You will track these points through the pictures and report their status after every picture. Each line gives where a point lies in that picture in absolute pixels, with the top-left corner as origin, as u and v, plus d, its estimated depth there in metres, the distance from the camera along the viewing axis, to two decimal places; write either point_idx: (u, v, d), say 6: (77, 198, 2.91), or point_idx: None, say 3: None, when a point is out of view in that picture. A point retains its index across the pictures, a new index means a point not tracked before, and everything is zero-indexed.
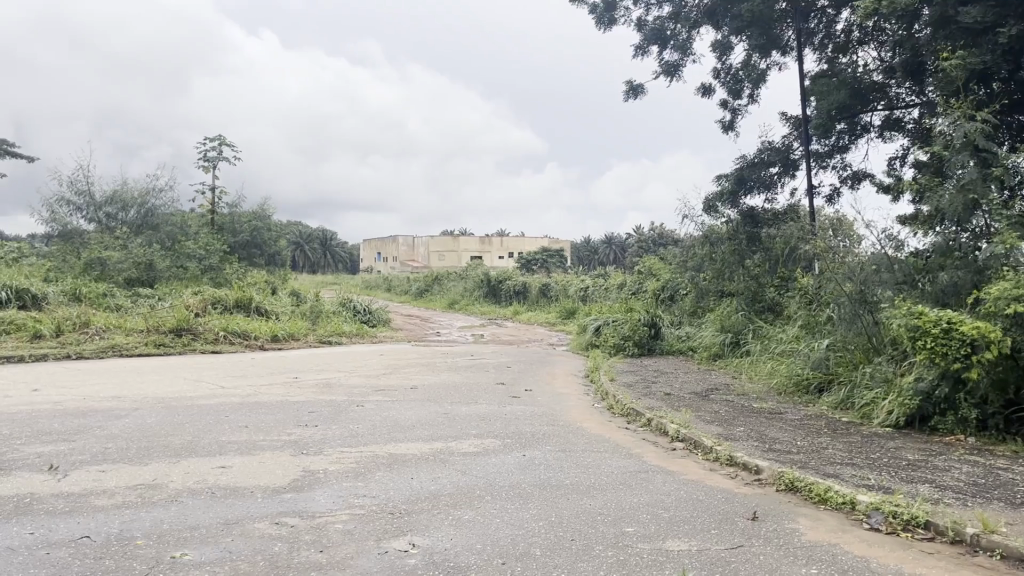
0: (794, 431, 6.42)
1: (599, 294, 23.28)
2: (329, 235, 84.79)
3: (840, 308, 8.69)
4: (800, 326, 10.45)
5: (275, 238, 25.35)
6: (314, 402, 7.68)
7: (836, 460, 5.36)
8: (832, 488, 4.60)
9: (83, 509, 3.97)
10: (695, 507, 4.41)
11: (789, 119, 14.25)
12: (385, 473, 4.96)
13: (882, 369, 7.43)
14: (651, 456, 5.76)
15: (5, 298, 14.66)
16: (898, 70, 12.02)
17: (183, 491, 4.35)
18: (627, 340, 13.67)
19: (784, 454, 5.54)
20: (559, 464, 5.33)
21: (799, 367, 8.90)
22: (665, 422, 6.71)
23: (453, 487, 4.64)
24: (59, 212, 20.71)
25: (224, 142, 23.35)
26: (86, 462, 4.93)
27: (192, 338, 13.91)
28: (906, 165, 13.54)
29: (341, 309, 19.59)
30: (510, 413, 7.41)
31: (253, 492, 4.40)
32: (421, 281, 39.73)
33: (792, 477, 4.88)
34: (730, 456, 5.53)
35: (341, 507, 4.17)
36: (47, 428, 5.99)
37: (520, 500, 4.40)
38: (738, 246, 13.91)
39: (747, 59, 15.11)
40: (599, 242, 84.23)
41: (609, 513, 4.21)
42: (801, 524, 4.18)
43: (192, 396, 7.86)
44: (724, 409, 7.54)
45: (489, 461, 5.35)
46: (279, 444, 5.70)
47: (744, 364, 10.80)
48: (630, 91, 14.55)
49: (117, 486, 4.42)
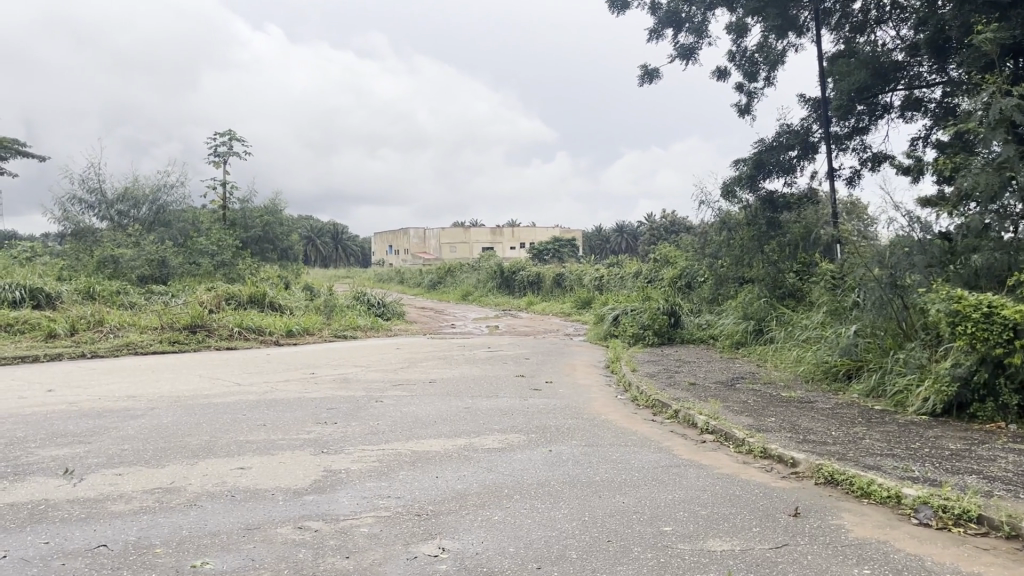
0: (828, 421, 6.22)
1: (614, 283, 23.06)
2: (340, 228, 84.73)
3: (865, 292, 8.44)
4: (825, 311, 10.20)
5: (287, 232, 25.28)
6: (333, 398, 7.54)
7: (876, 451, 5.16)
8: (875, 481, 4.41)
9: (100, 515, 3.83)
10: (734, 504, 4.23)
11: (807, 101, 13.93)
12: (409, 471, 4.80)
13: (917, 356, 7.20)
14: (681, 449, 5.58)
15: (20, 298, 14.63)
16: (921, 48, 11.73)
17: (202, 495, 4.21)
18: (646, 330, 13.46)
19: (820, 446, 5.34)
20: (587, 459, 5.16)
21: (827, 354, 8.66)
22: (693, 413, 6.52)
23: (480, 486, 4.48)
24: (71, 210, 20.59)
25: (235, 136, 23.24)
26: (102, 465, 4.80)
27: (206, 334, 13.82)
28: (928, 145, 13.24)
29: (355, 303, 19.47)
30: (532, 406, 7.24)
31: (275, 494, 4.25)
32: (434, 273, 39.63)
33: (832, 470, 4.69)
34: (764, 449, 5.34)
35: (368, 509, 4.02)
36: (62, 429, 5.88)
37: (550, 499, 4.23)
38: (758, 231, 13.66)
39: (764, 41, 14.82)
40: (610, 231, 83.88)
41: (644, 511, 4.03)
42: (845, 519, 3.99)
43: (208, 394, 7.73)
44: (752, 398, 7.35)
45: (515, 457, 5.18)
46: (299, 442, 5.56)
47: (769, 351, 10.59)
48: (645, 75, 14.30)
49: (135, 489, 4.28)
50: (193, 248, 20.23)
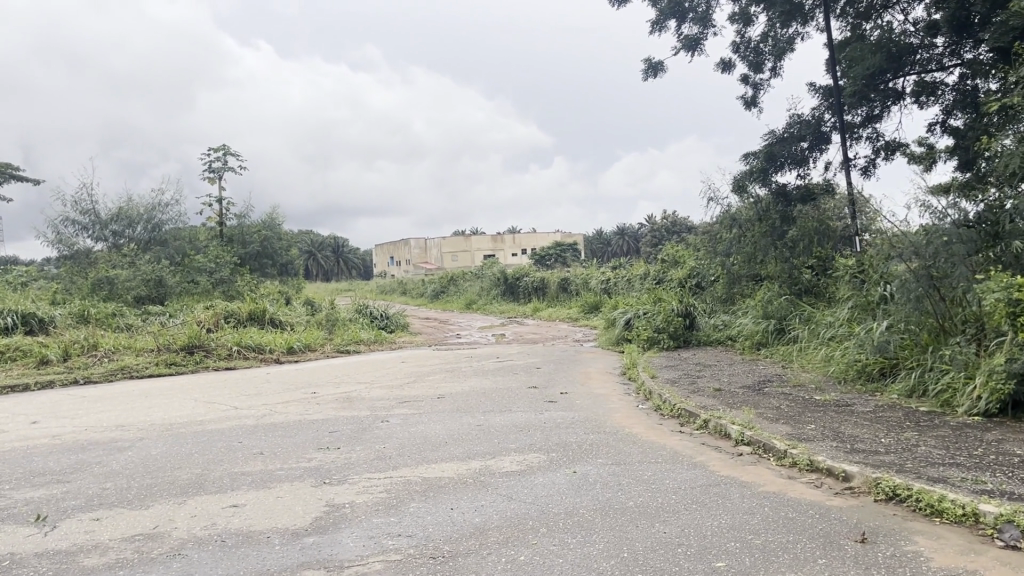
0: (872, 426, 5.72)
1: (621, 285, 22.57)
2: (341, 241, 84.55)
3: (896, 285, 7.85)
4: (851, 306, 9.68)
5: (286, 248, 24.88)
6: (335, 420, 7.05)
7: (937, 460, 4.65)
8: (946, 497, 3.91)
9: (69, 572, 3.34)
10: (790, 529, 3.74)
11: (816, 90, 13.41)
12: (421, 503, 4.30)
13: (963, 352, 6.72)
14: (718, 464, 5.09)
15: (11, 324, 14.10)
16: (940, 28, 11.28)
17: (189, 541, 3.72)
18: (661, 332, 12.98)
19: (873, 456, 4.84)
20: (618, 481, 4.65)
21: (858, 353, 8.20)
22: (724, 423, 6.03)
23: (501, 518, 3.99)
24: (65, 232, 19.98)
25: (229, 151, 22.89)
26: (79, 509, 4.31)
27: (204, 354, 13.34)
28: (945, 130, 12.77)
29: (358, 316, 18.98)
30: (550, 420, 6.76)
31: (271, 537, 3.77)
32: (436, 283, 39.25)
33: (894, 484, 4.19)
34: (811, 460, 4.84)
35: (376, 552, 3.52)
36: (41, 467, 5.39)
37: (580, 532, 3.75)
38: (770, 226, 13.06)
39: (770, 30, 14.36)
40: (612, 234, 83.44)
41: (690, 543, 3.55)
42: (921, 545, 3.50)
43: (204, 420, 7.25)
44: (785, 403, 6.86)
45: (535, 481, 4.69)
46: (298, 472, 5.08)
47: (794, 351, 10.14)
48: (649, 69, 13.84)
49: (112, 538, 3.79)
50: (190, 265, 19.86)
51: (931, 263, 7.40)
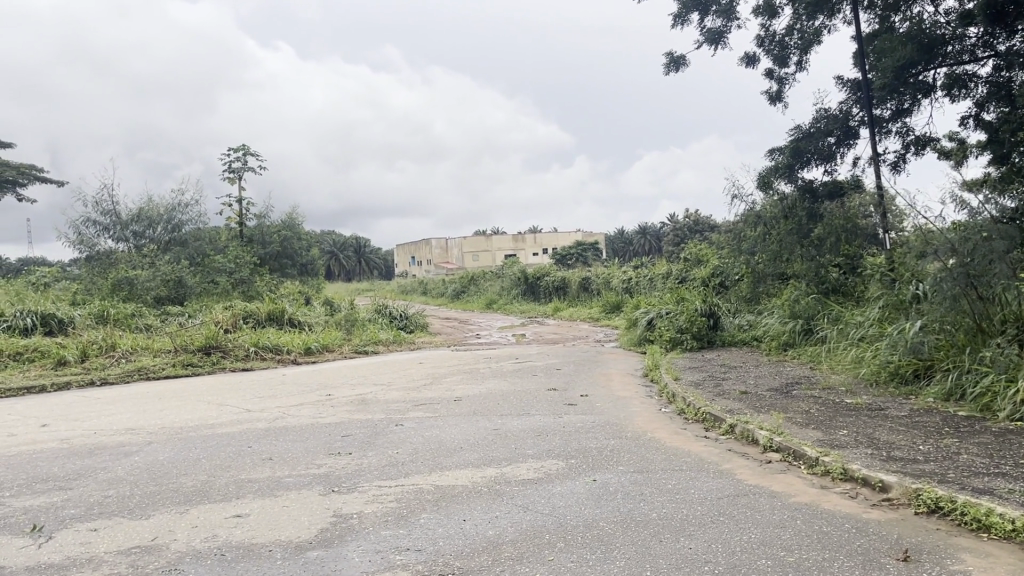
0: (909, 432, 5.42)
1: (643, 285, 22.27)
2: (363, 242, 84.87)
3: (930, 283, 7.45)
4: (883, 305, 9.33)
5: (305, 247, 24.81)
6: (349, 424, 6.85)
7: (980, 470, 4.37)
8: (995, 510, 3.63)
9: None
10: (827, 545, 3.48)
11: (844, 83, 13.05)
12: (432, 514, 4.09)
13: (1004, 354, 6.42)
14: (746, 473, 4.83)
15: (30, 325, 14.09)
16: (975, 16, 10.87)
17: (186, 555, 3.54)
18: (684, 333, 12.72)
19: (912, 465, 4.55)
20: (639, 491, 4.41)
21: (890, 354, 7.90)
22: (752, 429, 5.77)
23: (518, 531, 3.77)
24: (86, 233, 20.00)
25: (247, 151, 22.82)
26: (77, 519, 4.14)
27: (221, 355, 13.23)
28: (978, 124, 12.36)
29: (377, 316, 18.84)
30: (570, 424, 6.53)
31: (272, 551, 3.58)
32: (456, 283, 39.13)
33: (936, 496, 3.92)
34: (844, 469, 4.58)
35: (381, 569, 3.31)
36: (45, 473, 5.24)
37: (599, 547, 3.52)
38: (795, 224, 12.61)
39: (796, 22, 14.00)
40: (634, 233, 82.92)
41: (719, 561, 3.30)
42: (969, 564, 3.23)
43: (215, 424, 7.08)
44: (815, 407, 6.57)
45: (553, 491, 4.46)
46: (306, 479, 4.89)
47: (822, 352, 9.84)
48: (670, 63, 13.54)
49: (108, 551, 3.62)
50: (209, 266, 19.87)
51: (968, 260, 6.98)
